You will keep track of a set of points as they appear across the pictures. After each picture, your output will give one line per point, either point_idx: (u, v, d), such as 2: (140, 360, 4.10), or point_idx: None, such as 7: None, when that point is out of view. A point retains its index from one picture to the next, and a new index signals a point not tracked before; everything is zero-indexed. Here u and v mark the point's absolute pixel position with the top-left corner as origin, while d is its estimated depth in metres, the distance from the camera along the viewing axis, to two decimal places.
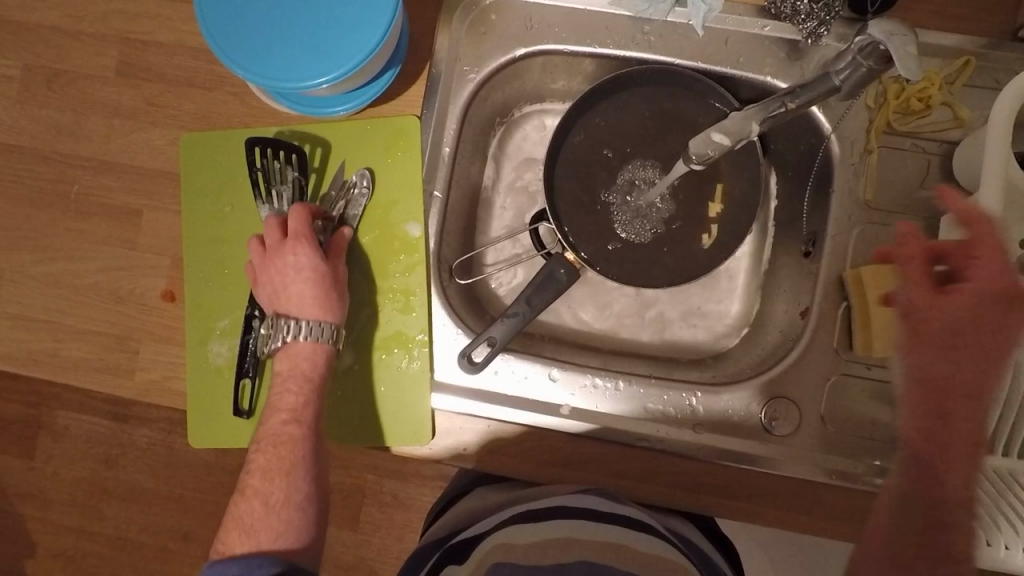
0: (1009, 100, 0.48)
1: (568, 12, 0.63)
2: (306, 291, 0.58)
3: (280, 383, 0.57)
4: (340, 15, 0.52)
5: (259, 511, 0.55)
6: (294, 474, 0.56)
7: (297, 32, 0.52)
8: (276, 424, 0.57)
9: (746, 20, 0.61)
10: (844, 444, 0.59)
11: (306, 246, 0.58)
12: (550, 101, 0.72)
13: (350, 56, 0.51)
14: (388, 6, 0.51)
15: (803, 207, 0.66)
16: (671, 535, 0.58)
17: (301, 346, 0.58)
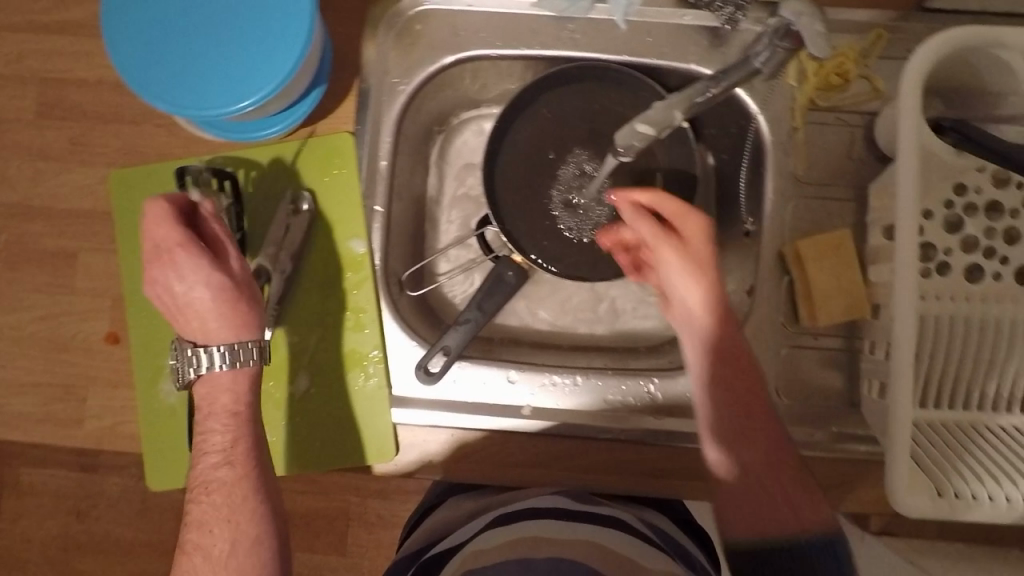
0: (917, 69, 0.50)
1: (492, 17, 0.64)
2: (204, 306, 0.52)
3: (206, 424, 0.53)
4: (256, 35, 0.51)
5: (202, 566, 0.51)
6: (236, 519, 0.51)
7: (214, 57, 0.51)
8: (205, 470, 0.52)
9: (665, 12, 0.62)
10: (799, 414, 0.61)
11: (182, 254, 0.52)
12: (487, 106, 0.72)
13: (269, 77, 0.51)
14: (302, 23, 0.50)
15: (740, 187, 0.67)
16: (648, 530, 0.58)
17: (219, 376, 0.53)
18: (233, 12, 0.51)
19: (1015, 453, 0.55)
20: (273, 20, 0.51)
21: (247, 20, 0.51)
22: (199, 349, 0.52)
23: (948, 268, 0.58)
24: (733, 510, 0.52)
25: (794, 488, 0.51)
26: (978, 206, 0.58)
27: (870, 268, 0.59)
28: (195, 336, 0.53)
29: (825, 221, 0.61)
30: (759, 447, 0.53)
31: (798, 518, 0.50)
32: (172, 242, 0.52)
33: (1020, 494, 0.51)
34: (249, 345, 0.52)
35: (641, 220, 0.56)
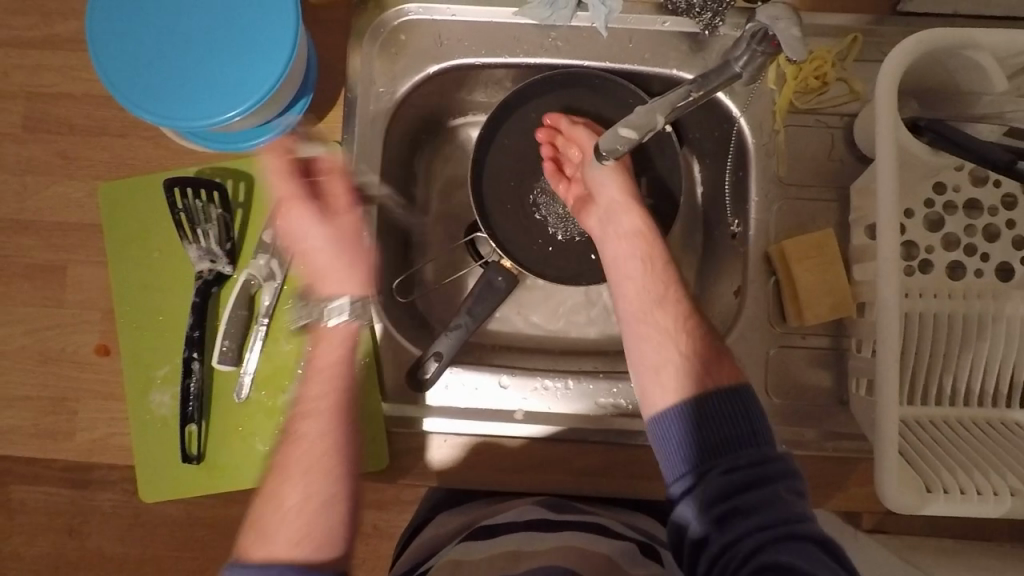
0: (890, 72, 0.51)
1: (475, 26, 0.65)
2: (325, 258, 0.57)
3: (311, 376, 0.55)
4: (242, 45, 0.52)
5: (274, 516, 0.51)
6: (311, 475, 0.52)
7: (200, 68, 0.52)
8: (294, 419, 0.54)
9: (646, 19, 0.63)
10: (788, 413, 0.61)
11: (302, 208, 0.57)
12: (474, 113, 0.73)
13: (257, 86, 0.51)
14: (288, 31, 0.51)
15: (726, 190, 0.68)
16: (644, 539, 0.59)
17: (336, 329, 0.56)
18: (216, 24, 0.52)
19: (1001, 447, 0.55)
20: (257, 30, 0.52)
21: (231, 31, 0.52)
22: (327, 298, 0.57)
23: (931, 266, 0.60)
24: (653, 382, 0.51)
25: (705, 349, 0.52)
26: (956, 205, 0.60)
27: (855, 268, 0.60)
28: (325, 284, 0.57)
29: (809, 222, 0.62)
30: (672, 313, 0.53)
31: (709, 375, 0.50)
32: (288, 195, 0.57)
33: (1007, 487, 0.51)
34: (358, 301, 0.56)
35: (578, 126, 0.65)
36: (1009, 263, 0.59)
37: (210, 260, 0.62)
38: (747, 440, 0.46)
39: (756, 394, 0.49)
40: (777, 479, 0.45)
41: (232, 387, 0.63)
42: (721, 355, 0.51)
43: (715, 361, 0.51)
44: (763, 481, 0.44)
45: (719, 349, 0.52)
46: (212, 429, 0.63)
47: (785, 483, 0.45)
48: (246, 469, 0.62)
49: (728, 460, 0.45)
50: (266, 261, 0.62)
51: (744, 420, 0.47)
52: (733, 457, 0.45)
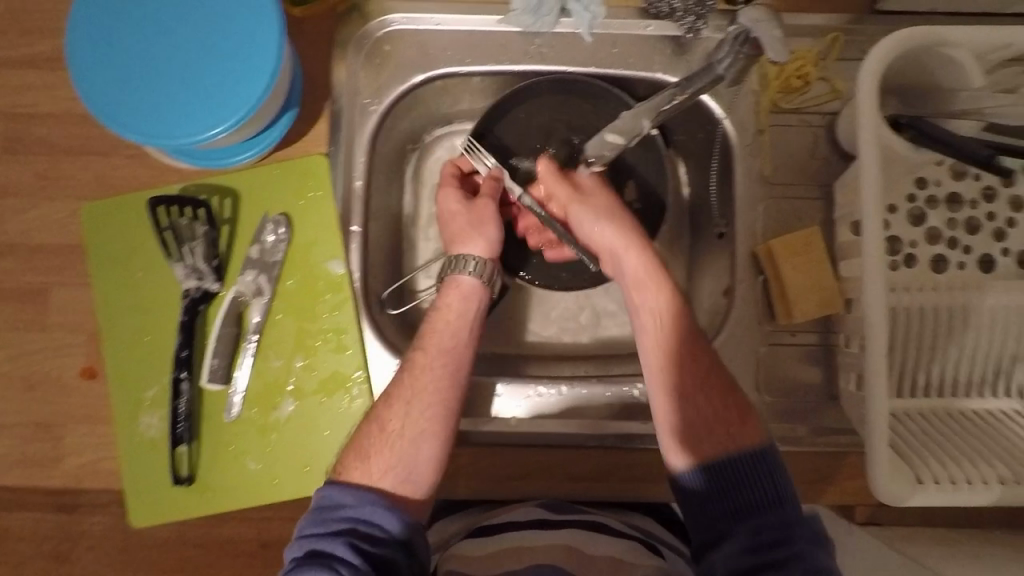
0: (872, 70, 0.52)
1: (458, 35, 0.64)
2: (462, 223, 0.64)
3: (435, 313, 0.61)
4: (227, 55, 0.51)
5: (376, 437, 0.56)
6: (418, 406, 0.56)
7: (185, 85, 0.51)
8: (416, 351, 0.59)
9: (629, 23, 0.63)
10: (780, 410, 0.62)
11: (453, 189, 0.66)
12: (459, 121, 0.73)
13: (248, 93, 0.51)
14: (272, 34, 0.51)
15: (711, 191, 0.68)
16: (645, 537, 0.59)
17: (465, 280, 0.62)
18: (200, 40, 0.51)
19: (990, 437, 0.56)
20: (242, 46, 0.51)
21: (215, 46, 0.51)
22: (455, 255, 0.63)
23: (915, 261, 0.60)
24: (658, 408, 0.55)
25: (727, 409, 0.54)
26: (937, 198, 0.61)
27: (841, 264, 0.60)
28: (456, 245, 0.64)
29: (795, 220, 0.63)
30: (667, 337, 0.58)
31: (734, 438, 0.53)
32: (450, 180, 0.67)
33: (995, 476, 0.52)
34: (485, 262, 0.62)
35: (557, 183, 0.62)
36: (990, 255, 0.60)
37: (197, 278, 0.62)
38: (769, 504, 0.50)
39: (777, 452, 0.52)
40: (799, 535, 0.48)
41: (223, 406, 0.62)
42: (742, 412, 0.54)
43: (741, 426, 0.53)
44: (786, 539, 0.48)
45: (741, 408, 0.54)
46: (203, 449, 0.62)
47: (807, 539, 0.48)
48: (237, 488, 0.61)
49: (756, 520, 0.49)
50: (254, 277, 0.62)
51: (773, 484, 0.50)
52: (758, 520, 0.49)
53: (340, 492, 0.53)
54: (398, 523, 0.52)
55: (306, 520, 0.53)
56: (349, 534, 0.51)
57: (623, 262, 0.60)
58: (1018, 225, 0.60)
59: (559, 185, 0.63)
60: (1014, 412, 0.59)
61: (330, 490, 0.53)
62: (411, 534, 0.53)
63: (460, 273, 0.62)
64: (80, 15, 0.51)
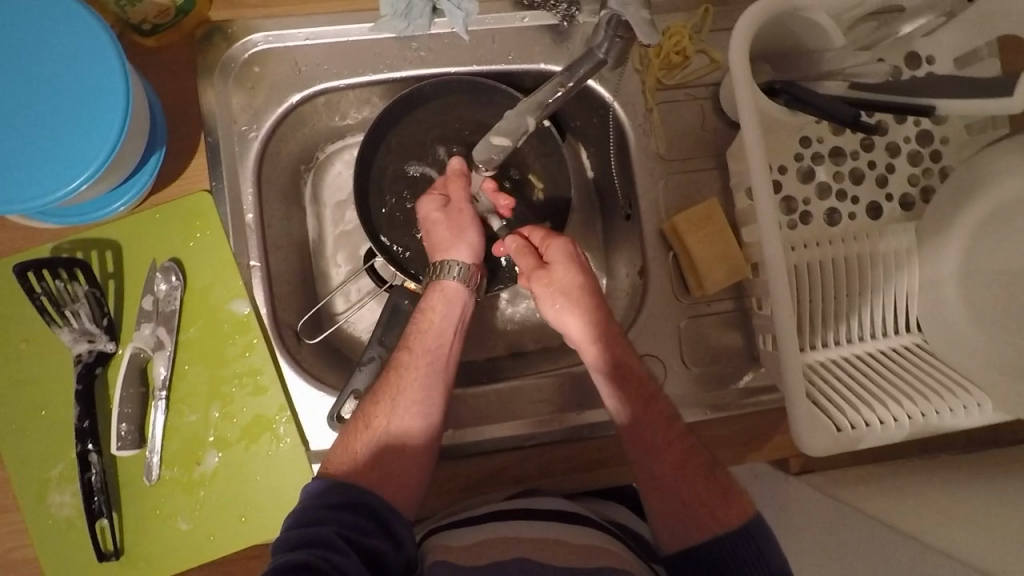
0: (743, 35, 0.53)
1: (331, 47, 0.62)
2: (443, 232, 0.62)
3: (419, 314, 0.60)
4: (70, 91, 0.47)
5: (363, 432, 0.55)
6: (403, 404, 0.56)
7: (27, 140, 0.46)
8: (402, 352, 0.59)
9: (505, 16, 0.62)
10: (707, 379, 0.64)
11: (433, 199, 0.63)
12: (352, 134, 0.71)
13: (110, 125, 0.47)
14: (111, 56, 0.47)
15: (613, 174, 0.69)
16: (608, 523, 0.60)
17: (448, 285, 0.61)
18: (29, 85, 0.46)
19: (894, 376, 0.60)
20: (83, 86, 0.47)
21: (52, 92, 0.46)
22: (441, 261, 0.62)
23: (810, 217, 0.63)
24: (655, 497, 0.56)
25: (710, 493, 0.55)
26: (823, 154, 0.63)
27: (743, 230, 0.62)
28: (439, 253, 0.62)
29: (695, 193, 0.64)
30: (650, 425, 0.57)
31: (717, 517, 0.54)
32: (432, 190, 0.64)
33: (904, 413, 0.56)
34: (468, 269, 0.61)
35: (426, 202, 0.62)
36: (877, 202, 0.64)
37: (88, 340, 0.57)
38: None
39: (765, 528, 0.53)
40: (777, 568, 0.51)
41: (140, 470, 0.58)
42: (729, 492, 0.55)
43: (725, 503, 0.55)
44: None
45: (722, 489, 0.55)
46: (127, 519, 0.58)
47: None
48: (171, 553, 0.58)
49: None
50: (151, 330, 0.58)
51: (764, 557, 0.51)
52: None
53: (330, 485, 0.51)
54: (386, 518, 0.51)
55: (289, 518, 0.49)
56: (336, 525, 0.48)
57: (586, 358, 0.59)
58: (897, 170, 0.64)
59: (523, 256, 0.61)
60: (914, 346, 0.63)
61: (319, 484, 0.51)
62: (399, 531, 0.51)
63: (445, 278, 0.61)
64: None
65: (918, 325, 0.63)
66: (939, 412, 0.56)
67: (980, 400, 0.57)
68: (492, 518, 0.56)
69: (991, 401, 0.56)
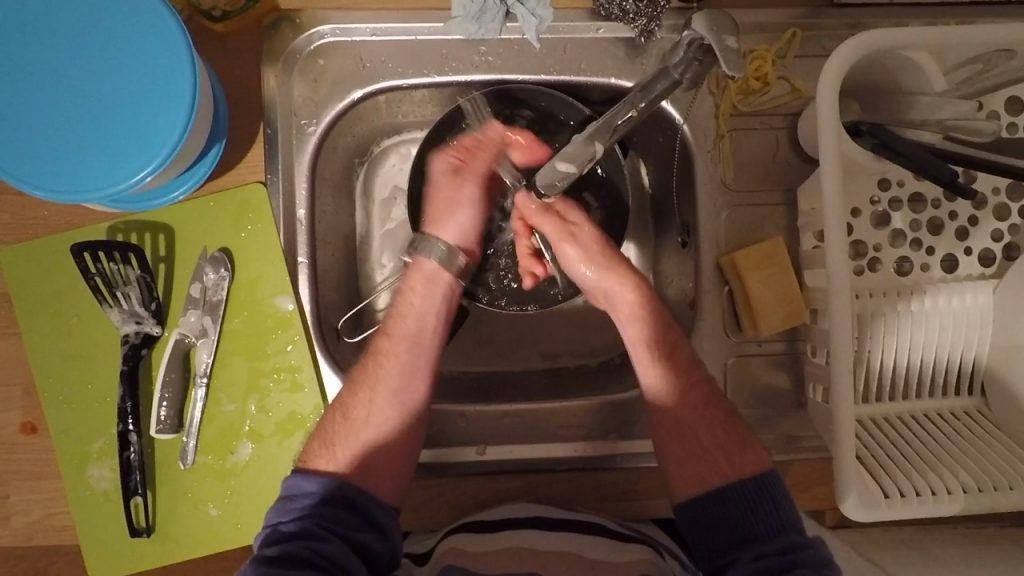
0: (834, 74, 0.50)
1: (398, 44, 0.60)
2: (438, 199, 0.64)
3: (402, 300, 0.61)
4: (136, 79, 0.46)
5: (341, 426, 0.55)
6: (380, 392, 0.57)
7: (97, 125, 0.46)
8: (380, 340, 0.59)
9: (579, 26, 0.60)
10: (750, 422, 0.61)
11: (443, 157, 0.64)
12: (408, 131, 0.69)
13: (174, 115, 0.46)
14: (178, 43, 0.46)
15: (673, 197, 0.66)
16: (635, 532, 0.59)
17: (427, 265, 0.62)
18: (99, 71, 0.46)
19: (950, 442, 0.57)
20: (151, 73, 0.46)
21: (121, 78, 0.46)
22: (427, 236, 0.63)
23: (879, 264, 0.59)
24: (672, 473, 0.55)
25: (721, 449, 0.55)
26: (901, 199, 0.59)
27: (806, 273, 0.59)
28: (431, 224, 0.63)
29: (759, 227, 0.61)
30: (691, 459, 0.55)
31: (730, 463, 0.55)
32: (449, 149, 0.64)
33: (959, 485, 0.53)
34: (448, 250, 0.62)
35: (437, 159, 0.64)
36: (953, 255, 0.60)
37: (136, 322, 0.58)
38: (773, 530, 0.51)
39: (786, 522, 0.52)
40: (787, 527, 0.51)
41: (176, 453, 0.59)
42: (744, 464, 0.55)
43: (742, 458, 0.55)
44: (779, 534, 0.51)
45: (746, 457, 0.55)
46: (160, 499, 0.59)
47: (810, 567, 0.48)
48: (199, 536, 0.59)
49: (757, 548, 0.51)
50: (198, 318, 0.58)
51: (773, 510, 0.52)
52: (753, 538, 0.51)
53: (307, 480, 0.52)
54: (369, 509, 0.52)
55: (274, 509, 0.52)
56: (319, 517, 0.51)
57: (624, 300, 0.60)
58: (980, 223, 0.59)
59: (548, 217, 0.63)
60: (975, 410, 0.59)
61: (298, 479, 0.52)
62: (385, 521, 0.53)
63: (425, 258, 0.62)
64: None
65: (983, 388, 0.59)
66: (999, 488, 0.52)
67: None
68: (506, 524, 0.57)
69: None
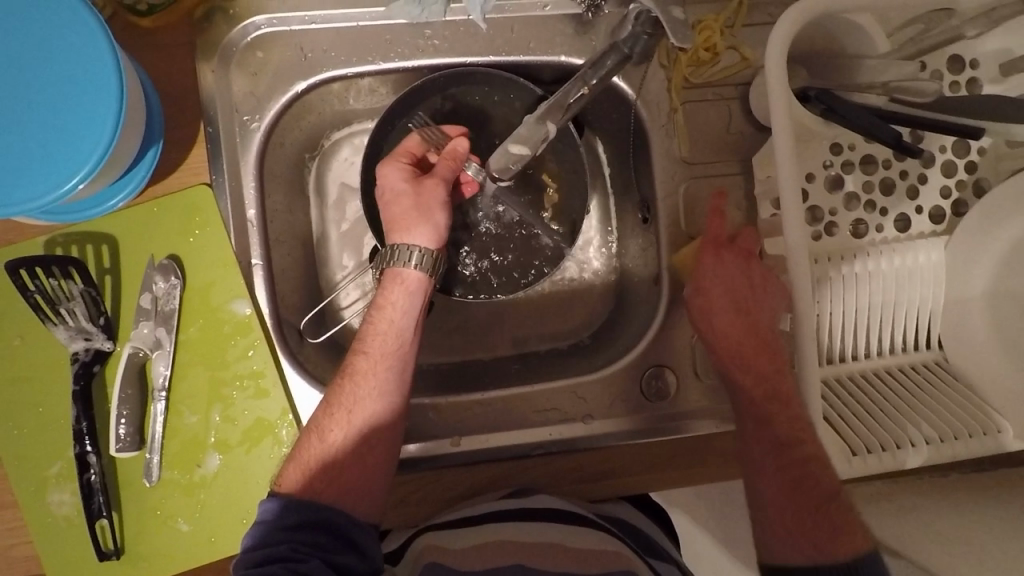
0: (779, 43, 0.50)
1: (338, 32, 0.58)
2: (406, 207, 0.58)
3: (377, 314, 0.56)
4: (60, 80, 0.43)
5: (317, 449, 0.52)
6: (357, 413, 0.53)
7: (11, 121, 0.43)
8: (355, 356, 0.56)
9: (524, 4, 0.58)
10: (721, 391, 0.62)
11: (399, 167, 0.59)
12: (359, 122, 0.67)
13: (103, 116, 0.44)
14: (100, 39, 0.43)
15: (632, 174, 0.66)
16: (601, 517, 0.60)
17: (409, 275, 0.57)
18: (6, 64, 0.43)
19: (912, 396, 0.58)
20: (65, 63, 0.43)
21: (32, 71, 0.43)
22: (398, 244, 0.57)
23: (835, 228, 0.60)
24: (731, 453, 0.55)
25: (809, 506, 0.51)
26: (853, 162, 0.60)
27: (766, 242, 0.59)
28: (396, 233, 0.57)
29: (719, 198, 0.61)
30: None
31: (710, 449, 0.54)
32: (397, 158, 0.60)
33: (923, 437, 0.54)
34: (428, 254, 0.57)
35: (392, 170, 0.59)
36: (906, 214, 0.61)
37: (85, 339, 0.55)
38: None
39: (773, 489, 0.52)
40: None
41: (140, 471, 0.57)
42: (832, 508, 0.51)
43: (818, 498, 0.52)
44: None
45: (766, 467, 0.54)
46: (127, 519, 0.57)
47: None
48: (171, 554, 0.57)
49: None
50: (151, 330, 0.56)
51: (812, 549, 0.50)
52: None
53: (282, 506, 0.50)
54: (347, 531, 0.50)
55: (246, 536, 0.49)
56: (296, 541, 0.48)
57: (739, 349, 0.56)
58: (929, 181, 0.61)
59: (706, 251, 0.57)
60: (937, 364, 0.61)
61: (272, 503, 0.50)
62: (363, 541, 0.51)
63: (401, 266, 0.57)
64: None
65: (940, 341, 0.61)
66: (959, 437, 0.54)
67: (1001, 426, 0.55)
68: (477, 521, 0.56)
69: (1012, 427, 0.55)
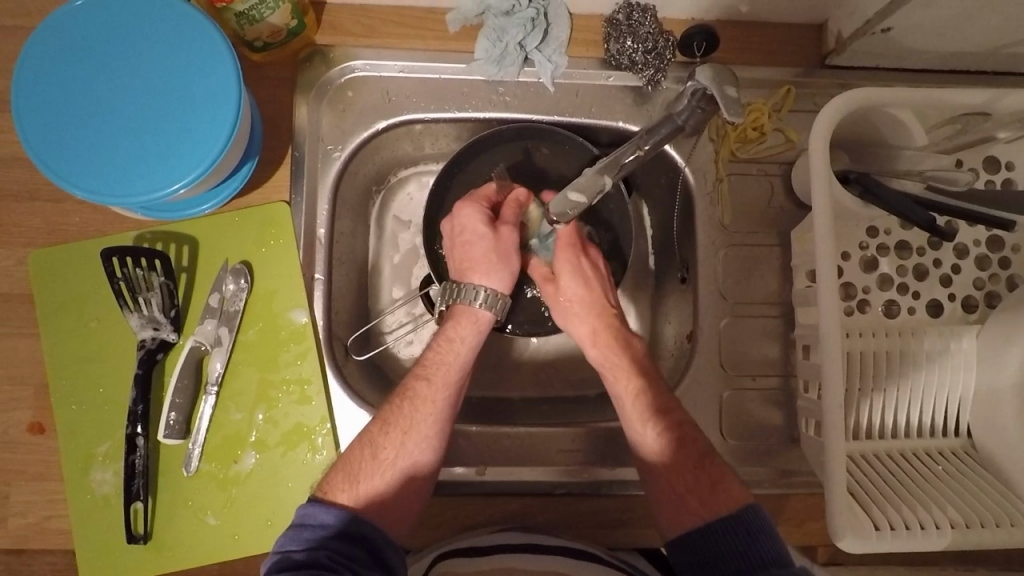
0: (824, 122, 0.54)
1: (421, 82, 0.64)
2: (481, 249, 0.63)
3: (444, 344, 0.60)
4: (188, 97, 0.50)
5: (370, 464, 0.54)
6: (412, 436, 0.56)
7: (142, 124, 0.50)
8: (417, 379, 0.58)
9: (590, 73, 0.64)
10: (743, 454, 0.63)
11: (477, 208, 0.64)
12: (425, 163, 0.73)
13: (218, 131, 0.50)
14: (229, 68, 0.50)
15: (673, 237, 0.70)
16: (615, 559, 0.59)
17: (480, 315, 0.62)
18: (149, 75, 0.50)
19: (938, 481, 0.58)
20: (196, 75, 0.50)
21: (169, 81, 0.50)
22: (471, 284, 0.62)
23: (868, 306, 0.63)
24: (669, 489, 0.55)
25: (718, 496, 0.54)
26: (888, 246, 0.63)
27: (800, 311, 0.62)
28: (473, 273, 0.63)
29: (754, 266, 0.65)
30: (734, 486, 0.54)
31: (705, 505, 0.53)
32: (477, 200, 0.65)
33: (947, 520, 0.54)
34: (500, 297, 0.62)
35: (472, 211, 0.63)
36: (938, 300, 0.63)
37: (153, 328, 0.60)
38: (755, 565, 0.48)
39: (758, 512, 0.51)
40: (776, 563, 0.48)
41: (181, 460, 0.60)
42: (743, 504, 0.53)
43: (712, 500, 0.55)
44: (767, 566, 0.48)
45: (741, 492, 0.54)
46: (160, 507, 0.60)
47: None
48: (195, 546, 0.59)
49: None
50: (214, 327, 0.60)
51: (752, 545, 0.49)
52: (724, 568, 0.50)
53: (327, 511, 0.51)
54: (380, 548, 0.51)
55: (282, 540, 0.49)
56: (333, 549, 0.48)
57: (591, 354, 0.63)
58: (962, 271, 0.63)
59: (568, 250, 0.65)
60: (963, 452, 0.61)
61: (317, 510, 0.51)
62: (393, 560, 0.51)
63: (468, 303, 0.62)
64: (25, 85, 0.49)
65: (968, 430, 0.61)
66: (986, 525, 0.53)
67: None
68: (488, 551, 0.57)
69: None
